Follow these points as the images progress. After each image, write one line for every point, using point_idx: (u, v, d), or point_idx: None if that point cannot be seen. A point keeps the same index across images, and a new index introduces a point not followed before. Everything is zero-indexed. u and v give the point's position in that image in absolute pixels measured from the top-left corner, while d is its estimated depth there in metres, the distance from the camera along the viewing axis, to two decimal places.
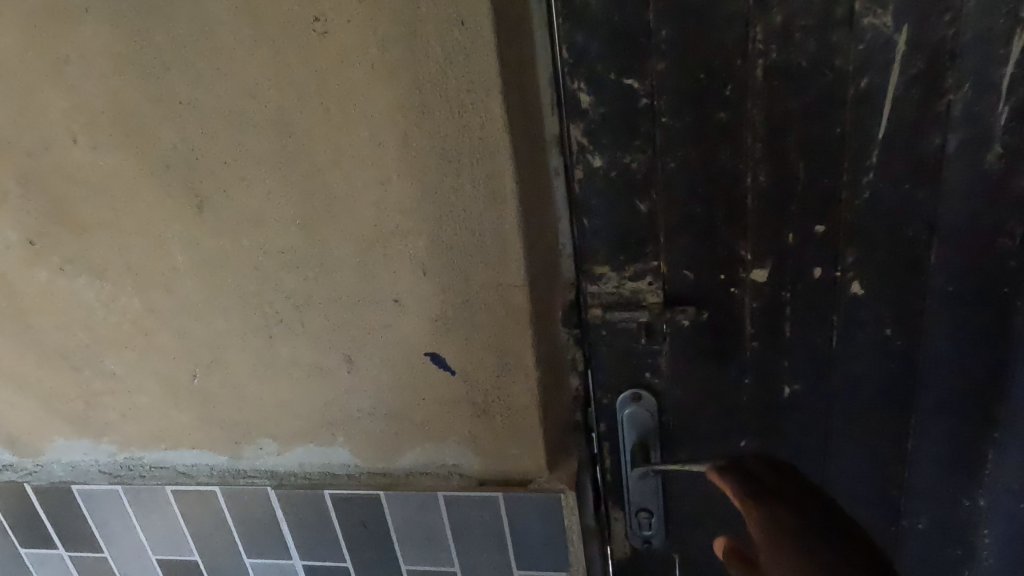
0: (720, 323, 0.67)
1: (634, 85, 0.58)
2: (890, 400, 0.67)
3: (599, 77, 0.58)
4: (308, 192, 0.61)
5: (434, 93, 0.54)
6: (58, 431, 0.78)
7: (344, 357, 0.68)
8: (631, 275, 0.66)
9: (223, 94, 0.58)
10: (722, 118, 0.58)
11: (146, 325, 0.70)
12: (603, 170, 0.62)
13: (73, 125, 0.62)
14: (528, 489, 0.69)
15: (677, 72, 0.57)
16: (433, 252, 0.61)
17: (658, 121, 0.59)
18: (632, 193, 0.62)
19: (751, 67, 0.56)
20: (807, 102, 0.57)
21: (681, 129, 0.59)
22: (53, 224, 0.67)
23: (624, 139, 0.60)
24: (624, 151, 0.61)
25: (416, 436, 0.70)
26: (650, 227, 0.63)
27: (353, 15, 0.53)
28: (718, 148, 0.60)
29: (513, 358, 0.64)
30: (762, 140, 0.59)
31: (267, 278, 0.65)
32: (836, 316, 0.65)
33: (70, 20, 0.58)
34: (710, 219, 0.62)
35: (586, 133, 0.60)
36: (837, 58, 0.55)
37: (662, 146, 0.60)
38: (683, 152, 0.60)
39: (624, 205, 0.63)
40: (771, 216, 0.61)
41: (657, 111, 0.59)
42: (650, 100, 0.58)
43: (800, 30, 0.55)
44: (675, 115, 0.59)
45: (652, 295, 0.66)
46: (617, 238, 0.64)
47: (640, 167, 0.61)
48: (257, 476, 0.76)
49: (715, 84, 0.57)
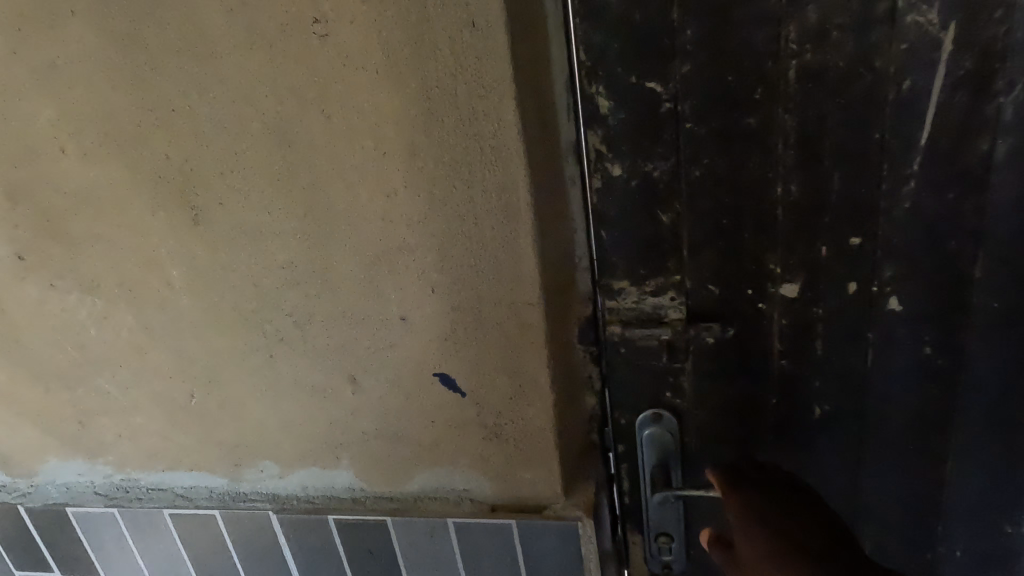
0: (746, 341, 0.62)
1: (656, 89, 0.54)
2: (928, 423, 0.63)
3: (618, 80, 0.54)
4: (308, 204, 0.57)
5: (443, 99, 0.51)
6: (52, 451, 0.75)
7: (349, 377, 0.64)
8: (651, 290, 0.61)
9: (218, 100, 0.54)
10: (751, 124, 0.54)
11: (141, 343, 0.67)
12: (622, 179, 0.57)
13: (60, 135, 0.58)
14: (543, 515, 0.66)
15: (702, 75, 0.53)
16: (441, 268, 0.57)
17: (681, 127, 0.55)
18: (653, 204, 0.58)
19: (783, 68, 0.52)
20: (844, 106, 0.52)
21: (706, 136, 0.55)
22: (42, 238, 0.63)
23: (645, 146, 0.56)
24: (645, 160, 0.57)
25: (425, 460, 0.67)
26: (672, 239, 0.59)
27: (356, 16, 0.49)
28: (746, 156, 0.55)
29: (528, 380, 0.60)
30: (794, 147, 0.54)
31: (266, 295, 0.62)
32: (871, 334, 0.60)
33: (56, 23, 0.54)
34: (736, 232, 0.58)
35: (605, 140, 0.56)
36: (877, 59, 0.51)
37: (686, 153, 0.56)
38: (709, 160, 0.56)
39: (645, 216, 0.59)
40: (802, 228, 0.57)
41: (681, 116, 0.54)
42: (673, 104, 0.54)
43: (837, 28, 0.50)
44: (700, 120, 0.54)
45: (674, 311, 0.62)
46: (637, 251, 0.60)
47: (661, 177, 0.57)
48: (258, 499, 0.73)
49: (744, 87, 0.53)
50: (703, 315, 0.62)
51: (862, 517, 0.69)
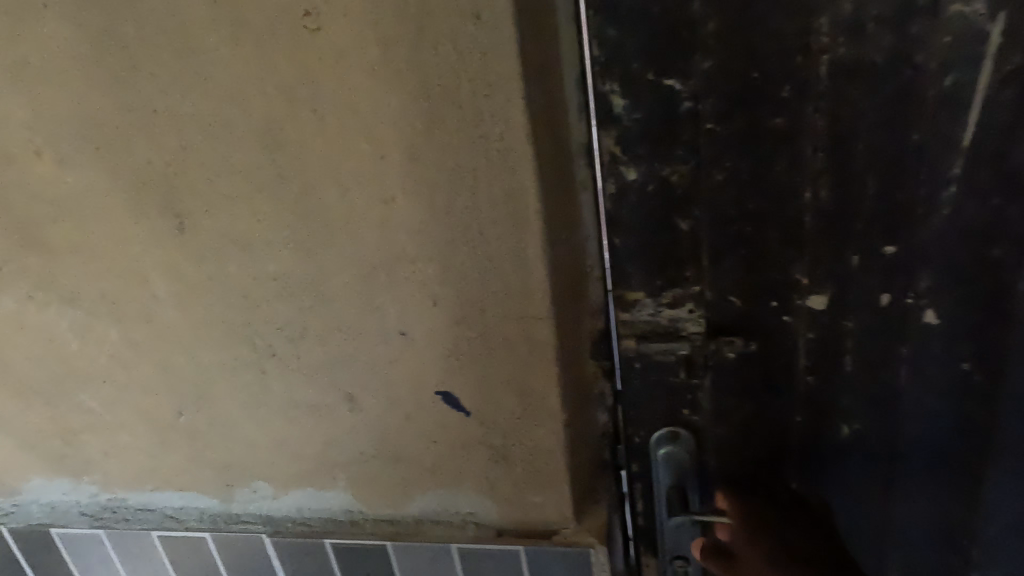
0: (768, 356, 0.58)
1: (675, 86, 0.49)
2: (964, 443, 0.59)
3: (633, 77, 0.49)
4: (300, 213, 0.53)
5: (444, 98, 0.47)
6: (35, 470, 0.71)
7: (345, 395, 0.60)
8: (669, 302, 0.57)
9: (203, 101, 0.51)
10: (778, 124, 0.49)
11: (126, 358, 0.63)
12: (638, 184, 0.53)
13: (35, 138, 0.55)
14: (553, 542, 0.63)
15: (726, 71, 0.48)
16: (444, 280, 0.53)
17: (702, 129, 0.50)
18: (671, 210, 0.54)
19: (814, 63, 0.47)
20: (881, 105, 0.48)
21: (730, 137, 0.50)
22: (18, 247, 0.59)
23: (662, 149, 0.51)
24: (663, 163, 0.52)
25: (427, 481, 0.63)
26: (692, 248, 0.55)
27: (349, 8, 0.45)
28: (772, 159, 0.51)
29: (537, 399, 0.57)
30: (824, 149, 0.50)
31: (257, 308, 0.58)
32: (904, 348, 0.56)
33: (26, 18, 0.50)
34: (760, 240, 0.54)
35: (619, 141, 0.52)
36: (918, 54, 0.46)
37: (708, 156, 0.51)
38: (732, 164, 0.51)
39: (662, 224, 0.54)
40: (833, 236, 0.53)
41: (701, 117, 0.50)
42: (693, 103, 0.49)
43: (874, 20, 0.45)
44: (723, 121, 0.50)
45: (693, 324, 0.58)
46: (653, 261, 0.56)
47: (680, 181, 0.52)
48: (251, 521, 0.69)
49: (771, 84, 0.48)
50: (723, 328, 0.58)
51: (890, 539, 0.65)
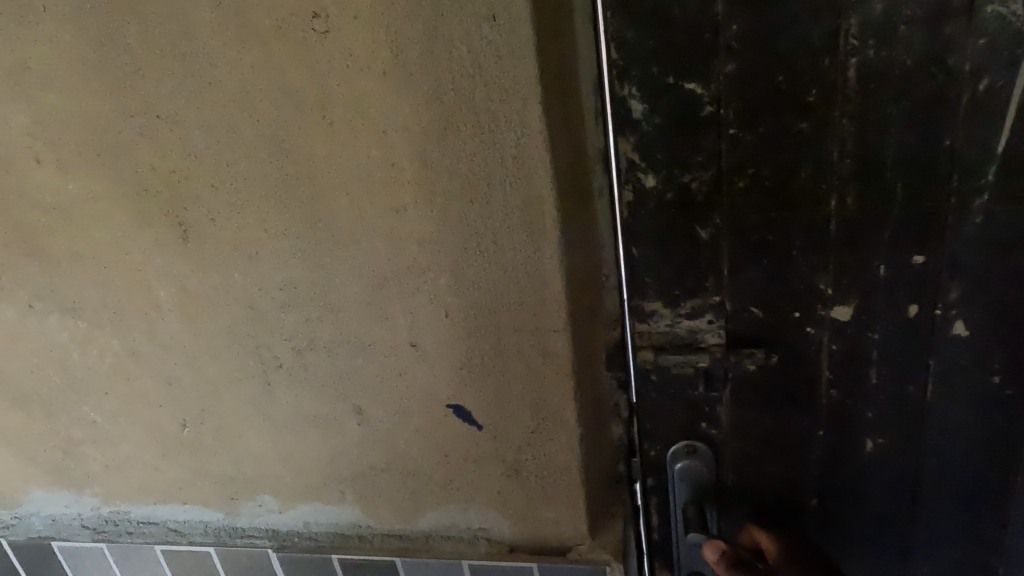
0: (790, 368, 0.57)
1: (696, 90, 0.47)
2: (992, 456, 0.57)
3: (652, 81, 0.48)
4: (307, 221, 0.51)
5: (458, 103, 0.45)
6: (36, 482, 0.70)
7: (353, 408, 0.58)
8: (688, 312, 0.55)
9: (207, 105, 0.49)
10: (803, 129, 0.47)
11: (128, 369, 0.61)
12: (657, 191, 0.51)
13: (35, 143, 0.53)
14: (567, 558, 0.61)
15: (750, 75, 0.46)
16: (457, 291, 0.51)
17: (724, 134, 0.48)
18: (690, 219, 0.52)
19: (842, 66, 0.45)
20: (911, 110, 0.46)
21: (753, 144, 0.48)
22: (17, 256, 0.58)
23: (682, 154, 0.49)
24: (683, 171, 0.50)
25: (437, 496, 0.61)
26: (712, 258, 0.53)
27: (360, 9, 0.43)
28: (796, 166, 0.49)
29: (552, 413, 0.55)
30: (851, 156, 0.48)
31: (263, 319, 0.56)
32: (930, 360, 0.54)
33: (25, 19, 0.48)
34: (783, 250, 0.52)
35: (638, 147, 0.50)
36: (951, 56, 0.44)
37: (730, 163, 0.49)
38: (754, 170, 0.49)
39: (682, 233, 0.52)
40: (861, 246, 0.51)
41: (723, 121, 0.48)
42: (715, 107, 0.48)
43: (906, 21, 0.43)
44: (745, 125, 0.48)
45: (713, 336, 0.56)
46: (671, 270, 0.54)
47: (700, 189, 0.51)
48: (256, 535, 0.67)
49: (797, 88, 0.46)
50: (744, 339, 0.56)
51: (915, 555, 0.63)
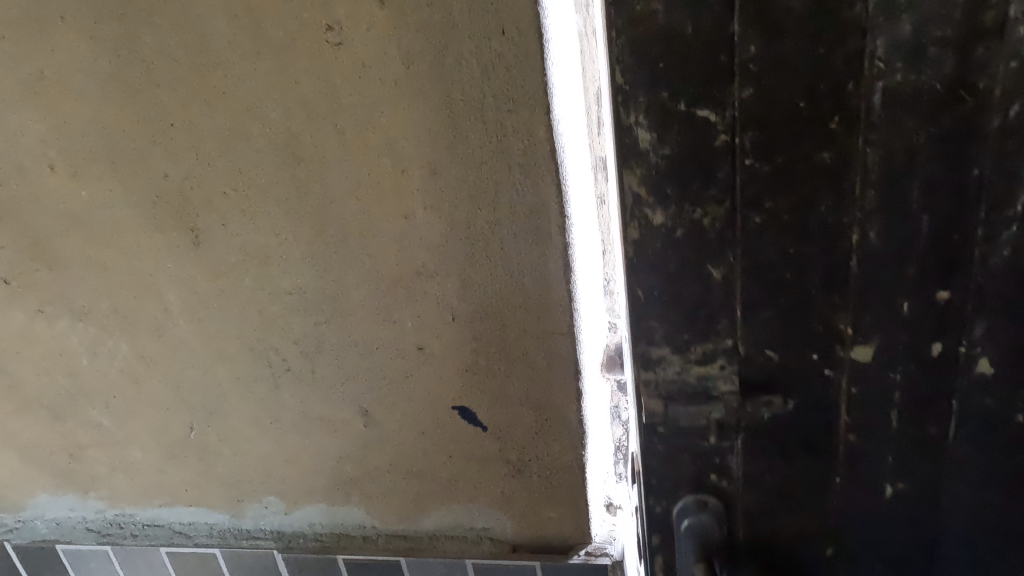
0: (804, 425, 0.48)
1: (709, 118, 0.39)
2: (1011, 526, 0.48)
3: (659, 106, 0.40)
4: (318, 226, 0.53)
5: (468, 114, 0.46)
6: (41, 485, 0.70)
7: (360, 410, 0.60)
8: (699, 358, 0.47)
9: (221, 114, 0.50)
10: (824, 159, 0.40)
11: (137, 372, 0.62)
12: (664, 229, 0.43)
13: (48, 151, 0.54)
14: (571, 555, 0.63)
15: (768, 98, 0.38)
16: (463, 295, 0.53)
17: (738, 165, 0.40)
18: (700, 257, 0.43)
19: (865, 93, 0.38)
20: (938, 138, 0.38)
21: (772, 175, 0.41)
22: (28, 261, 0.59)
23: (695, 188, 0.41)
24: (694, 205, 0.42)
25: (441, 496, 0.62)
26: (727, 300, 0.45)
27: (373, 22, 0.45)
28: (817, 196, 0.41)
29: (555, 414, 0.56)
30: (874, 186, 0.40)
31: (271, 323, 0.57)
32: (954, 409, 0.45)
33: (42, 30, 0.49)
34: (801, 290, 0.44)
35: (645, 182, 0.42)
36: (981, 80, 0.36)
37: (745, 197, 0.41)
38: (771, 203, 0.41)
39: (691, 272, 0.44)
40: (881, 284, 0.42)
41: (738, 152, 0.40)
42: (729, 136, 0.40)
43: (936, 42, 0.36)
44: (763, 155, 0.40)
45: (725, 383, 0.47)
46: (676, 317, 0.45)
47: (713, 226, 0.42)
48: (261, 537, 0.68)
49: (818, 112, 0.39)
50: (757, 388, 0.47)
51: None
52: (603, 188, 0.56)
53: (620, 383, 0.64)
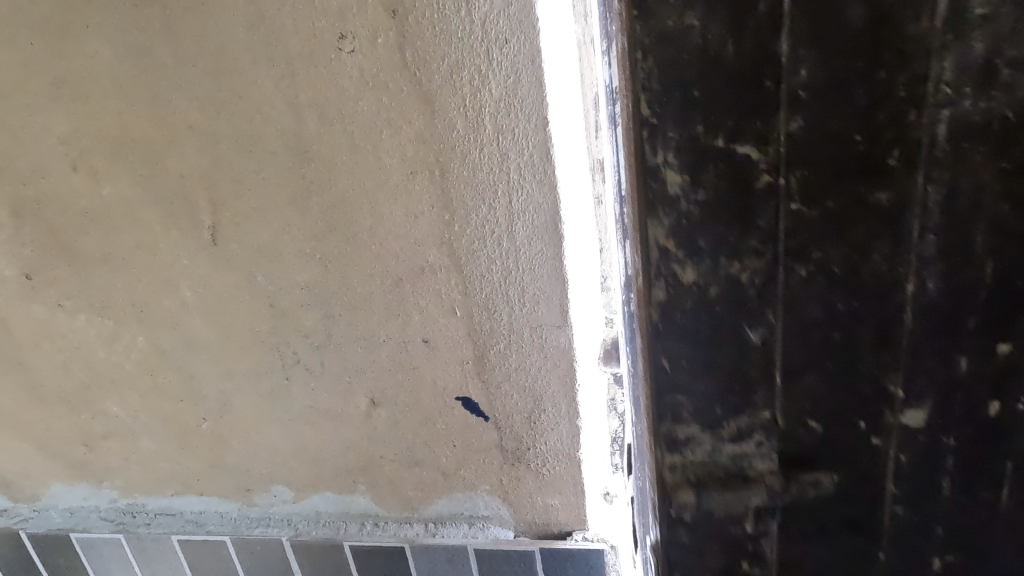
0: (843, 473, 0.47)
1: (749, 154, 0.39)
2: None
3: (689, 140, 0.39)
4: (328, 224, 0.55)
5: (471, 118, 0.49)
6: (57, 475, 0.73)
7: (368, 400, 0.62)
8: (732, 436, 0.47)
9: (237, 117, 0.53)
10: (880, 200, 0.40)
11: (152, 364, 0.65)
12: (696, 288, 0.43)
13: (72, 151, 0.57)
14: (572, 538, 0.65)
15: (825, 133, 0.38)
16: (466, 289, 0.55)
17: (782, 209, 0.41)
18: (737, 316, 0.44)
19: (928, 122, 0.37)
20: (1009, 173, 0.38)
21: (825, 216, 0.40)
22: (50, 257, 0.61)
23: (734, 235, 0.42)
24: (734, 255, 0.42)
25: (445, 484, 0.65)
26: (765, 367, 0.45)
27: (383, 31, 0.47)
28: (871, 241, 0.41)
29: (553, 404, 0.59)
30: (934, 230, 0.40)
31: (283, 316, 0.60)
32: (1007, 467, 0.45)
33: (69, 37, 0.52)
34: (848, 349, 0.44)
35: (673, 235, 0.42)
36: None
37: (790, 247, 0.42)
38: (820, 254, 0.42)
39: (728, 328, 0.44)
40: (936, 332, 0.42)
41: (785, 195, 0.40)
42: (774, 178, 0.40)
43: (1009, 62, 0.35)
44: (810, 201, 0.40)
45: (762, 462, 0.48)
46: (708, 375, 0.45)
47: (753, 279, 0.43)
48: (271, 525, 0.70)
49: (877, 149, 0.38)
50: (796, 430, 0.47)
51: None
52: (598, 189, 0.59)
53: (615, 375, 0.66)
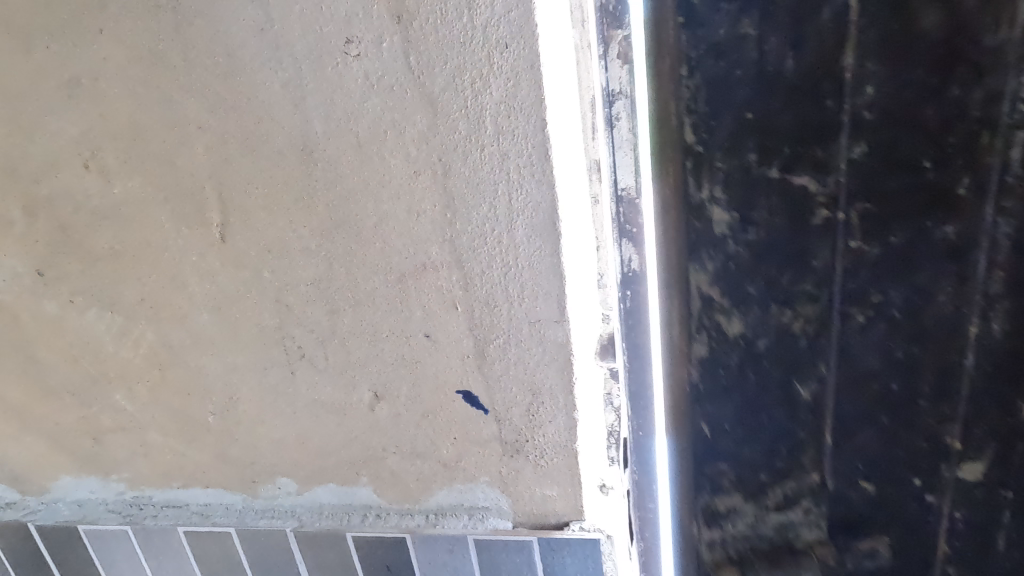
0: (909, 538, 0.40)
1: (807, 181, 0.35)
2: None
3: (733, 172, 0.36)
4: (332, 222, 0.57)
5: (471, 118, 0.51)
6: (66, 468, 0.75)
7: (371, 393, 0.64)
8: (775, 504, 0.41)
9: (245, 117, 0.54)
10: (947, 236, 0.33)
11: (159, 359, 0.67)
12: (743, 340, 0.39)
13: (83, 151, 0.59)
14: (568, 529, 0.67)
15: (885, 155, 0.32)
16: (466, 286, 0.57)
17: (842, 243, 0.35)
18: (793, 369, 0.39)
19: (1004, 136, 0.30)
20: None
21: (947, 246, 0.33)
22: (62, 253, 0.63)
23: (797, 270, 0.37)
24: (785, 301, 0.37)
25: (445, 476, 0.67)
26: (815, 429, 0.39)
27: (386, 35, 0.49)
28: (936, 288, 0.34)
29: (550, 397, 0.61)
30: (994, 281, 0.32)
31: (289, 312, 0.62)
32: None
33: (82, 40, 0.54)
34: (876, 419, 0.37)
35: (718, 280, 0.39)
36: None
37: (847, 288, 0.35)
38: (894, 297, 0.35)
39: (780, 380, 0.39)
40: (983, 394, 0.34)
41: (840, 226, 0.35)
42: (835, 213, 0.34)
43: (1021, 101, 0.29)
44: (884, 230, 0.34)
45: (809, 530, 0.41)
46: (754, 444, 0.41)
47: (805, 329, 0.38)
48: (276, 516, 0.72)
49: (946, 178, 0.32)
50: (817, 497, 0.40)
51: None
52: (596, 189, 0.61)
53: (613, 370, 0.67)
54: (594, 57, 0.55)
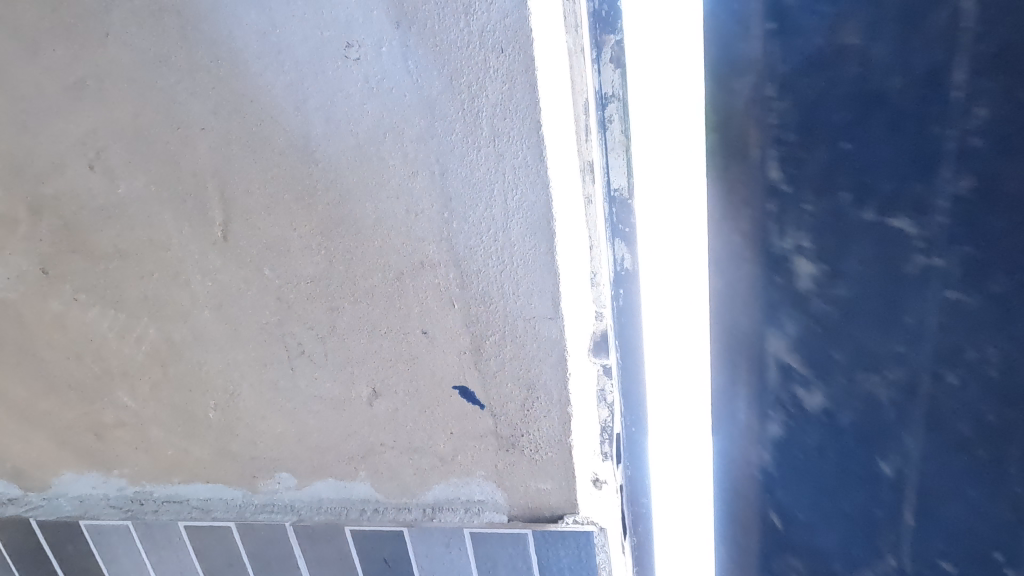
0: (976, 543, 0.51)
1: (909, 229, 0.47)
2: None
3: (819, 225, 0.53)
4: (332, 221, 0.58)
5: (468, 120, 0.53)
6: (68, 464, 0.76)
7: (370, 389, 0.65)
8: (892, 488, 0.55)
9: (247, 119, 0.56)
10: None
11: (162, 356, 0.68)
12: (830, 404, 0.57)
13: (88, 152, 0.60)
14: (561, 523, 0.68)
15: (967, 219, 0.45)
16: (463, 283, 0.59)
17: (936, 292, 0.47)
18: (876, 393, 0.54)
19: None
20: None
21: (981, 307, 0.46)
22: (67, 252, 0.65)
23: (884, 318, 0.51)
24: (876, 357, 0.52)
25: (442, 470, 0.68)
26: (872, 438, 0.55)
27: (387, 40, 0.51)
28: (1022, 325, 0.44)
29: (544, 393, 0.62)
30: None
31: (289, 309, 0.63)
32: None
33: (88, 44, 0.55)
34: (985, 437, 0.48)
35: (802, 329, 0.57)
36: None
37: (943, 349, 0.48)
38: (944, 328, 0.48)
39: (857, 401, 0.55)
40: None
41: (931, 276, 0.47)
42: (923, 262, 0.47)
43: None
44: (972, 292, 0.46)
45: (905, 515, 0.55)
46: (858, 436, 0.56)
47: (896, 385, 0.52)
48: (275, 511, 0.73)
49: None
50: (927, 497, 0.53)
51: None
52: (588, 189, 0.61)
53: (604, 367, 0.68)
54: (586, 59, 0.57)
